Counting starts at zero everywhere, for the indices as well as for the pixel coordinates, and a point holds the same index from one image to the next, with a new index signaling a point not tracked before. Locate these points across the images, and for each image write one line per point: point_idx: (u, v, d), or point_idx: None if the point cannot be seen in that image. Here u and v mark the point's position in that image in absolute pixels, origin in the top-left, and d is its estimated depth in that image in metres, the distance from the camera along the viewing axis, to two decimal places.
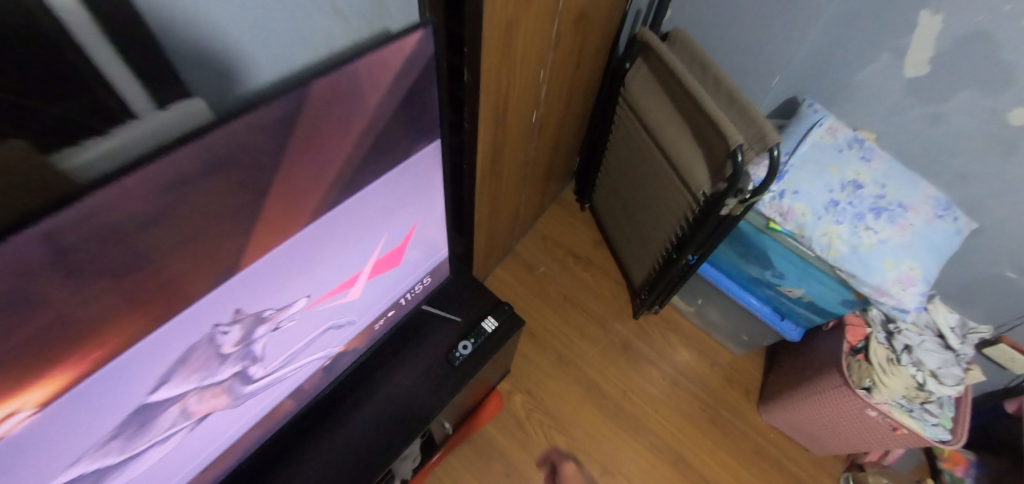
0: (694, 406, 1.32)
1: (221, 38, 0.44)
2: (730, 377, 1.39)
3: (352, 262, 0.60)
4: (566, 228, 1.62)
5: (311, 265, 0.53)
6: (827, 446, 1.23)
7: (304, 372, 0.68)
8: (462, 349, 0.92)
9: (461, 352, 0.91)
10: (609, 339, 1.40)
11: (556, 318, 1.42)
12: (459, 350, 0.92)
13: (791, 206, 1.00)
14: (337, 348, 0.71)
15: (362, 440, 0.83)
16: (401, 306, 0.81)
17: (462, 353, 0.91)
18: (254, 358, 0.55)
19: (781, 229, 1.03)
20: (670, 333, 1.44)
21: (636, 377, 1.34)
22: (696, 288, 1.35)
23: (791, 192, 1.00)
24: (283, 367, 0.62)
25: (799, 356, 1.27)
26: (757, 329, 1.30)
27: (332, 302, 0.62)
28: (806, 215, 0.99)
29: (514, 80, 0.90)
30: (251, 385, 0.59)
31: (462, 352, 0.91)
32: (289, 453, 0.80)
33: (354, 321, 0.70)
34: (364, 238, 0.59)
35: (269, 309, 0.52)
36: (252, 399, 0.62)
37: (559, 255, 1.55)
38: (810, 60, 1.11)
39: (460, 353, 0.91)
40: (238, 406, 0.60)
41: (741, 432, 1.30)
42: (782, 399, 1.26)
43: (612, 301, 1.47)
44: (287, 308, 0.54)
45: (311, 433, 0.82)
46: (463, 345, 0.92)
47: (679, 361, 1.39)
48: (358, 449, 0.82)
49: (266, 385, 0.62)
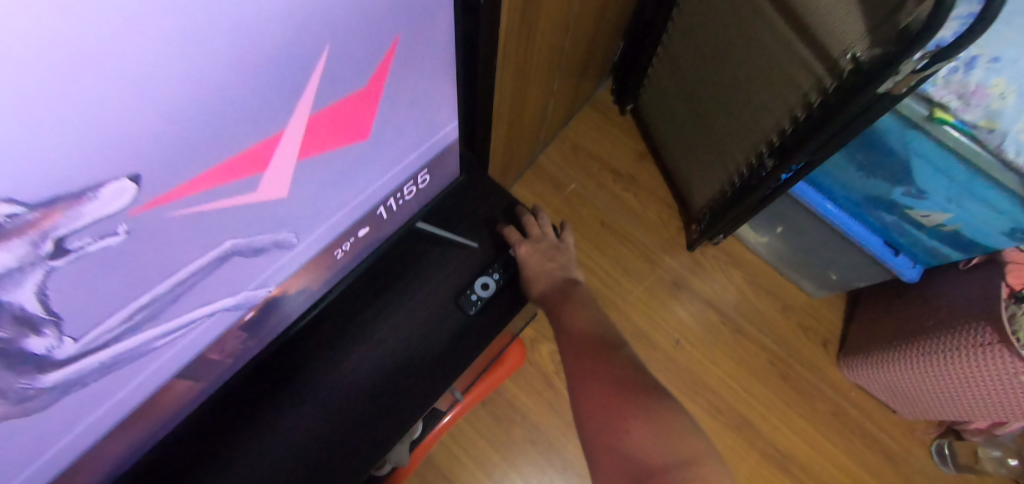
0: (760, 359, 1.06)
1: None
2: (805, 324, 1.11)
3: (249, 112, 0.27)
4: (602, 135, 1.26)
5: (108, 96, 0.20)
6: (926, 414, 0.97)
7: (199, 333, 0.37)
8: (476, 294, 0.65)
9: (478, 297, 0.65)
10: (654, 276, 1.11)
11: (590, 248, 1.12)
12: (474, 295, 0.65)
13: (987, 84, 0.67)
14: (263, 291, 0.41)
15: (335, 416, 0.58)
16: (379, 222, 0.48)
17: (477, 299, 0.65)
18: (41, 321, 0.25)
19: (956, 121, 0.69)
20: (733, 269, 1.14)
21: (690, 323, 1.07)
22: (778, 213, 1.03)
23: (990, 62, 0.67)
24: (142, 327, 0.31)
25: (905, 300, 0.98)
26: (859, 267, 0.99)
27: (224, 204, 0.30)
28: (1008, 98, 0.66)
29: None
30: (61, 373, 0.28)
31: (478, 298, 0.65)
32: (230, 432, 0.55)
33: (286, 244, 0.38)
34: (268, 53, 0.25)
35: (24, 206, 0.20)
36: (87, 394, 0.32)
37: (593, 170, 1.20)
38: None
39: (476, 298, 0.65)
40: (50, 410, 0.30)
41: (815, 389, 1.06)
42: (876, 354, 0.98)
43: (660, 230, 1.15)
44: (83, 203, 0.23)
45: (258, 406, 0.57)
46: (481, 284, 0.66)
47: (742, 305, 1.11)
48: (332, 425, 0.57)
49: (110, 365, 0.31)
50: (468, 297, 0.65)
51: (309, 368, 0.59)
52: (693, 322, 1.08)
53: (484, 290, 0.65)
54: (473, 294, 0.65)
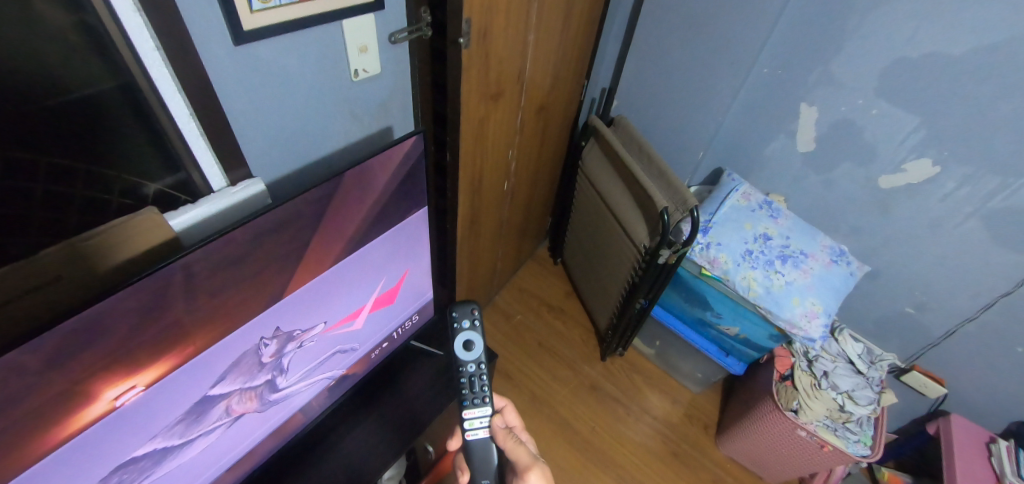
0: (656, 440, 1.46)
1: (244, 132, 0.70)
2: (690, 413, 1.53)
3: (355, 294, 0.79)
4: (541, 280, 1.82)
5: (329, 296, 0.73)
6: (774, 471, 1.36)
7: (314, 390, 0.84)
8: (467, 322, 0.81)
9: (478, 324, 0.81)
10: (577, 380, 1.56)
11: (531, 360, 1.58)
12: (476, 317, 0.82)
13: (716, 255, 1.22)
14: (340, 371, 0.88)
15: (357, 458, 0.93)
16: (392, 339, 0.98)
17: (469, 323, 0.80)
18: (280, 370, 0.73)
19: (711, 274, 1.25)
20: (634, 372, 1.60)
21: (604, 414, 1.49)
22: (653, 331, 1.53)
23: (715, 244, 1.23)
24: (300, 381, 0.79)
25: (745, 391, 1.44)
26: (709, 366, 1.45)
27: (340, 331, 0.81)
28: (728, 262, 1.21)
29: (488, 158, 1.14)
30: (276, 393, 0.75)
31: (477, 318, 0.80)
32: (293, 467, 0.90)
33: (355, 349, 0.88)
34: (367, 279, 0.80)
35: (296, 331, 0.72)
36: (273, 410, 0.77)
37: (533, 305, 1.73)
38: (728, 139, 1.39)
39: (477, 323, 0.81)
40: (264, 412, 0.75)
41: (698, 461, 1.43)
42: (731, 429, 1.40)
43: (581, 345, 1.64)
44: (309, 330, 0.74)
45: (310, 454, 0.92)
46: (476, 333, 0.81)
47: (639, 398, 1.54)
48: (355, 461, 0.92)
49: (286, 396, 0.78)
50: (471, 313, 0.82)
51: (341, 430, 0.96)
52: (604, 412, 1.50)
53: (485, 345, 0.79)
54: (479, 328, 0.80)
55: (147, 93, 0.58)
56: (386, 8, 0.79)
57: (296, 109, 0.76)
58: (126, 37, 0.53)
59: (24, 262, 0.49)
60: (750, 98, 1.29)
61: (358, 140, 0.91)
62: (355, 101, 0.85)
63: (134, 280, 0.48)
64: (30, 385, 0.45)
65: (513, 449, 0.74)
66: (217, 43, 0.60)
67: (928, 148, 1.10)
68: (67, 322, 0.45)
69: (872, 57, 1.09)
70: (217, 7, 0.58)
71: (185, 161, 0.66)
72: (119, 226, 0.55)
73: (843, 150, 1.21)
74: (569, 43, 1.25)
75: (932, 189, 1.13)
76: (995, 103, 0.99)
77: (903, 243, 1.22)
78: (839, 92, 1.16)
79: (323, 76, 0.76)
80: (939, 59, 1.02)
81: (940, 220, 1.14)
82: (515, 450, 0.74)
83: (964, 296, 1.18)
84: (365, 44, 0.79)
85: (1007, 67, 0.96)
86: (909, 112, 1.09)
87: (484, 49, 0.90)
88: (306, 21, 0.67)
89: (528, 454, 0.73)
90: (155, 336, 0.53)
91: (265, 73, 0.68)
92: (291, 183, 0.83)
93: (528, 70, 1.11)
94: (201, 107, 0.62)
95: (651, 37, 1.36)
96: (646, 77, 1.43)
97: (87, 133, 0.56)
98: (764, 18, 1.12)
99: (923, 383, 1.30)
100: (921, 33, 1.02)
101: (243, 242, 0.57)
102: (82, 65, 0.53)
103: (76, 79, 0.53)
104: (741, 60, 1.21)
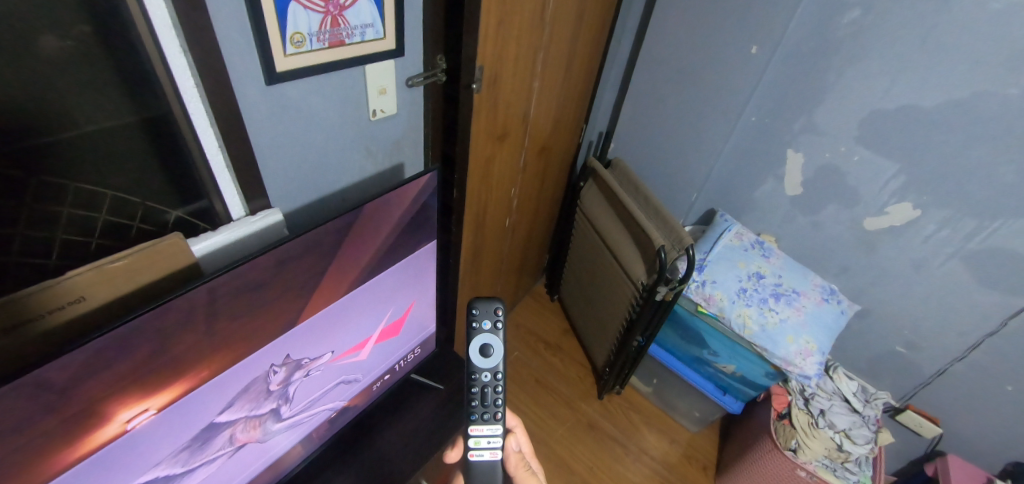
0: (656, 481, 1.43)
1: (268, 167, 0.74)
2: (689, 454, 1.51)
3: (363, 323, 0.80)
4: (539, 317, 1.83)
5: (338, 325, 0.75)
6: None
7: (316, 420, 0.83)
8: (486, 324, 0.79)
9: (498, 328, 0.79)
10: (575, 418, 1.54)
11: (528, 397, 1.57)
12: (496, 320, 0.80)
13: (711, 292, 1.26)
14: (343, 402, 0.87)
15: None
16: (394, 372, 0.98)
17: (489, 326, 0.79)
18: (285, 399, 0.73)
19: (707, 311, 1.28)
20: (632, 411, 1.59)
21: (602, 454, 1.47)
22: (651, 368, 1.54)
23: (710, 282, 1.27)
24: (303, 410, 0.78)
25: (744, 431, 1.43)
26: (707, 405, 1.45)
27: (346, 360, 0.81)
28: (724, 299, 1.24)
29: (492, 195, 1.19)
30: (279, 422, 0.75)
31: (498, 323, 0.79)
32: None
33: (358, 379, 0.88)
34: (375, 309, 0.81)
35: (305, 359, 0.72)
36: (274, 441, 0.76)
37: (531, 342, 1.74)
38: (719, 181, 1.46)
39: (497, 327, 0.80)
40: (266, 442, 0.74)
41: None
42: (731, 469, 1.38)
43: (578, 383, 1.64)
44: (316, 359, 0.74)
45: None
46: (495, 337, 0.80)
47: (637, 437, 1.53)
48: None
49: (289, 426, 0.77)
50: (492, 314, 0.80)
51: (337, 464, 0.94)
52: (602, 452, 1.47)
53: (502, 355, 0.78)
54: (499, 333, 0.78)
55: (178, 126, 0.62)
56: (405, 56, 0.85)
57: (316, 145, 0.80)
58: (170, 76, 0.57)
59: (51, 283, 0.50)
60: (739, 143, 1.37)
61: (371, 176, 0.95)
62: (371, 139, 0.90)
63: (161, 301, 0.50)
64: (51, 403, 0.46)
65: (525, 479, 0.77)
66: (252, 82, 0.65)
67: (908, 193, 1.17)
68: (95, 340, 0.47)
69: (850, 108, 1.18)
70: (255, 51, 0.63)
71: (208, 191, 0.69)
72: (147, 250, 0.57)
73: (829, 194, 1.28)
74: (570, 90, 1.33)
75: (914, 231, 1.18)
76: (966, 152, 1.07)
77: (890, 284, 1.27)
78: (822, 139, 1.24)
79: (344, 115, 0.81)
80: (911, 111, 1.10)
81: (923, 261, 1.19)
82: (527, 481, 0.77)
83: (951, 335, 1.22)
84: (384, 86, 0.84)
85: (973, 120, 1.04)
86: (888, 159, 1.17)
87: (494, 94, 0.97)
88: (333, 65, 0.73)
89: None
90: (174, 358, 0.54)
91: (292, 112, 0.73)
92: (306, 215, 0.86)
93: (532, 113, 1.18)
94: (231, 141, 0.66)
95: (645, 85, 1.45)
96: (640, 122, 1.51)
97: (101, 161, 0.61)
98: (750, 72, 1.22)
99: (919, 423, 1.32)
100: (894, 88, 1.11)
101: (266, 268, 0.59)
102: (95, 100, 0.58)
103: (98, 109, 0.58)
104: (730, 109, 1.29)
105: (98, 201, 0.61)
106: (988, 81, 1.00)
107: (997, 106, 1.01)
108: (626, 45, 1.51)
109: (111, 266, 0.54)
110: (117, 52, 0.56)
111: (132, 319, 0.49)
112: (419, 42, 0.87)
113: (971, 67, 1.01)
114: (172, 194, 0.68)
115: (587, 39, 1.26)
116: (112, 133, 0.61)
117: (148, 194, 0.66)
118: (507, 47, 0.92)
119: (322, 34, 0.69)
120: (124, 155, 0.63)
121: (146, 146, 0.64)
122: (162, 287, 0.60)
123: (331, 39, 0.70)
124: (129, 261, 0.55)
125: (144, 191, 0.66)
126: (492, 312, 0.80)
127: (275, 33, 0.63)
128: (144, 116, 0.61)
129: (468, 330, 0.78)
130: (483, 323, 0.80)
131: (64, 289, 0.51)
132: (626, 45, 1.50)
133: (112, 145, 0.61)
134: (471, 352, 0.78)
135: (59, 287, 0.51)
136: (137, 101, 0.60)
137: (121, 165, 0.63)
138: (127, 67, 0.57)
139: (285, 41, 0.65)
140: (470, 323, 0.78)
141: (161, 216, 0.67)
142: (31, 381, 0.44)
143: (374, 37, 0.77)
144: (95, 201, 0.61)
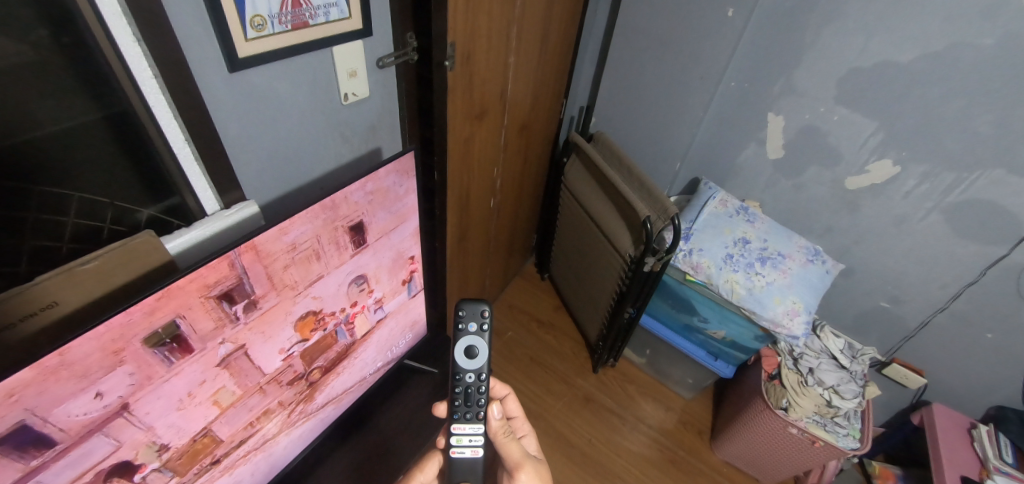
0: (654, 448, 1.46)
1: (240, 158, 0.73)
2: (684, 420, 1.55)
3: (351, 309, 0.80)
4: (529, 297, 1.85)
5: (322, 316, 0.74)
6: (766, 474, 1.38)
7: (310, 412, 0.83)
8: (473, 326, 0.79)
9: (484, 331, 0.79)
10: (571, 393, 1.56)
11: (524, 376, 1.59)
12: (483, 322, 0.80)
13: (698, 260, 1.26)
14: (337, 393, 0.87)
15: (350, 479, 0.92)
16: (387, 358, 0.98)
17: (476, 328, 0.78)
18: (277, 393, 0.73)
19: (695, 279, 1.29)
20: (626, 382, 1.62)
21: (600, 426, 1.49)
22: (643, 339, 1.56)
23: (697, 250, 1.27)
24: (297, 402, 0.78)
25: (736, 394, 1.46)
26: (700, 371, 1.47)
27: (337, 350, 0.81)
28: (710, 266, 1.25)
29: (475, 174, 1.17)
30: (274, 416, 0.75)
31: (484, 324, 0.79)
32: None
33: (350, 369, 0.87)
34: (362, 297, 0.81)
35: (292, 351, 0.72)
36: (271, 434, 0.76)
37: (523, 321, 1.76)
38: (702, 149, 1.46)
39: (484, 328, 0.79)
40: (262, 437, 0.74)
41: (696, 468, 1.44)
42: (727, 433, 1.41)
43: (573, 359, 1.66)
44: (304, 351, 0.74)
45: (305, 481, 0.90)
46: (481, 338, 0.79)
47: (632, 407, 1.56)
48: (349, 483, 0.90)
49: (284, 419, 0.77)
50: (479, 316, 0.80)
51: (335, 452, 0.94)
52: (599, 424, 1.50)
53: (486, 355, 0.78)
54: (484, 335, 0.79)
55: (141, 120, 0.60)
56: (373, 35, 0.83)
57: (288, 134, 0.78)
58: (126, 68, 0.54)
59: (21, 289, 0.48)
60: (720, 110, 1.37)
61: (348, 162, 0.94)
62: (346, 123, 0.88)
63: (137, 299, 0.49)
64: (32, 408, 0.45)
65: (506, 445, 0.75)
66: (215, 70, 0.63)
67: (888, 149, 1.17)
68: (74, 343, 0.46)
69: (831, 66, 1.17)
70: (213, 37, 0.60)
71: (179, 186, 0.67)
72: (119, 249, 0.55)
73: (811, 156, 1.29)
74: (548, 62, 1.30)
75: (895, 187, 1.20)
76: (945, 105, 1.07)
77: (873, 241, 1.29)
78: (802, 101, 1.24)
79: (315, 100, 0.80)
80: (891, 66, 1.10)
81: (905, 216, 1.21)
82: (506, 447, 0.75)
83: (933, 287, 1.24)
84: (353, 68, 0.82)
85: (950, 73, 1.04)
86: (868, 117, 1.17)
87: (468, 71, 0.94)
88: (298, 48, 0.70)
89: (518, 451, 0.75)
90: (156, 356, 0.53)
91: (260, 100, 0.71)
92: (285, 205, 0.85)
93: (509, 89, 1.15)
94: (198, 134, 0.64)
95: (625, 55, 1.42)
96: (621, 92, 1.49)
97: (63, 162, 0.57)
98: (728, 36, 1.20)
99: (904, 374, 1.36)
100: (873, 43, 1.10)
101: (242, 260, 0.58)
102: (61, 101, 0.55)
103: (58, 111, 0.55)
104: (710, 74, 1.27)
105: (65, 204, 0.58)
106: (966, 32, 1.00)
107: (974, 57, 1.01)
108: (602, 15, 1.48)
109: (82, 267, 0.52)
110: (71, 48, 0.53)
111: (107, 320, 0.47)
112: (387, 20, 0.84)
113: (947, 19, 1.00)
114: (141, 192, 0.66)
115: (563, 9, 1.23)
116: (73, 134, 0.57)
117: (115, 193, 0.63)
118: (479, 20, 0.90)
119: (284, 16, 0.66)
120: (85, 157, 0.59)
121: (105, 145, 0.60)
122: (136, 287, 0.58)
123: (294, 21, 0.67)
124: (100, 262, 0.54)
125: (110, 191, 0.63)
126: (480, 314, 0.80)
127: (233, 16, 0.60)
128: (105, 112, 0.58)
129: (454, 331, 0.78)
130: (470, 325, 0.80)
131: (37, 297, 0.50)
132: (603, 14, 1.48)
133: (71, 146, 0.58)
134: (457, 353, 0.78)
135: (24, 297, 0.49)
136: (97, 98, 0.57)
137: (82, 165, 0.59)
138: (85, 63, 0.54)
139: (244, 25, 0.62)
140: (457, 324, 0.79)
141: (131, 215, 0.65)
142: (10, 388, 0.43)
143: (339, 17, 0.74)
144: (60, 204, 0.58)
